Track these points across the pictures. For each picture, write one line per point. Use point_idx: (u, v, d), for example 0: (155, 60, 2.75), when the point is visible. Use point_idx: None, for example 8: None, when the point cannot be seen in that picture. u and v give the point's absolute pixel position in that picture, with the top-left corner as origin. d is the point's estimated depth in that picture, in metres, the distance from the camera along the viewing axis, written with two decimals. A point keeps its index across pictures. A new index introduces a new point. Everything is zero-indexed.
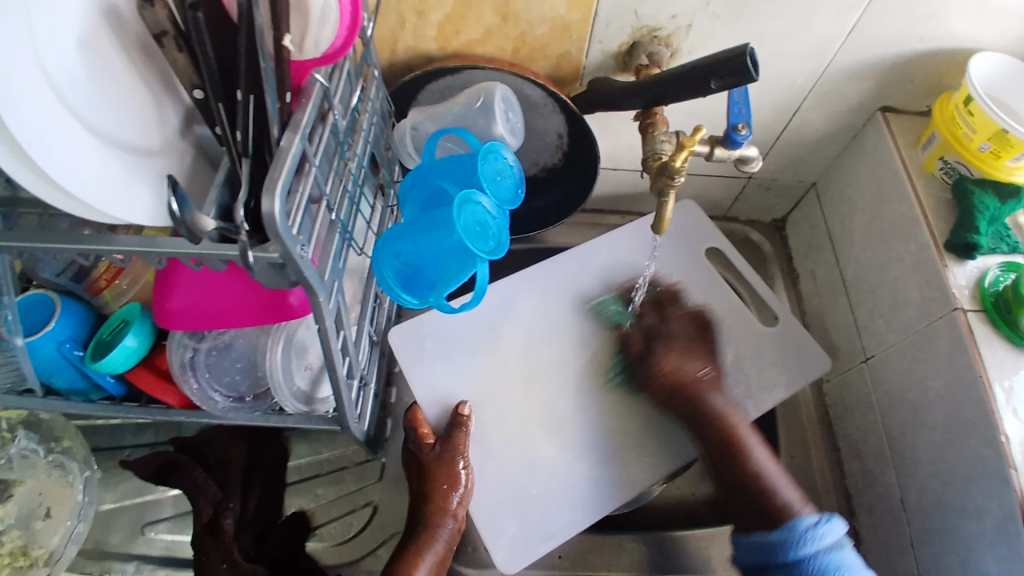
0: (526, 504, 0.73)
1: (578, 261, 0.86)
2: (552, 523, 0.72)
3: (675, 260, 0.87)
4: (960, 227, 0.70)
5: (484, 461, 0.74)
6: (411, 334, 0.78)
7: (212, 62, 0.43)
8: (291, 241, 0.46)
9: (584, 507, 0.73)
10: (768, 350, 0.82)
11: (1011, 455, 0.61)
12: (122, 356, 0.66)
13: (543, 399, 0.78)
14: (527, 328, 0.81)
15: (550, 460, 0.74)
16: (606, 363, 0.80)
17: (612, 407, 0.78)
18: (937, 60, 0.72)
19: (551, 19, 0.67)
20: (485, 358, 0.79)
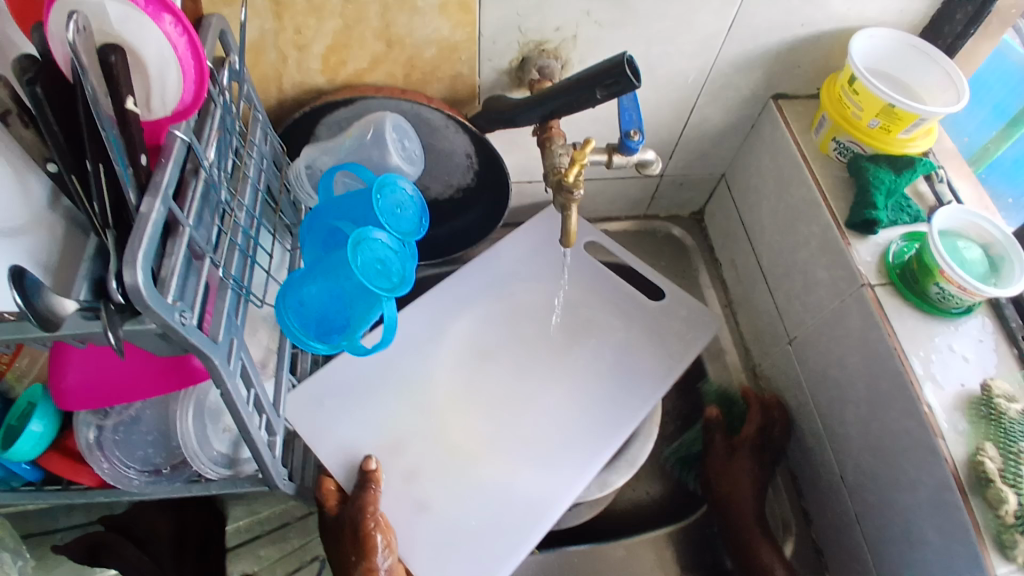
0: (467, 541, 0.68)
1: (473, 279, 0.85)
2: (494, 556, 0.67)
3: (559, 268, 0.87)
4: (859, 204, 0.72)
5: (406, 504, 0.69)
6: (305, 396, 0.73)
7: (55, 131, 0.41)
8: (167, 311, 0.43)
9: (524, 529, 0.68)
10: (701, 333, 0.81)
11: (936, 425, 0.62)
12: (29, 442, 0.62)
13: (462, 419, 0.75)
14: (435, 351, 0.79)
15: (483, 485, 0.71)
16: (526, 375, 0.79)
17: (533, 415, 0.76)
18: (819, 44, 0.74)
19: (437, 41, 0.66)
20: (396, 387, 0.76)
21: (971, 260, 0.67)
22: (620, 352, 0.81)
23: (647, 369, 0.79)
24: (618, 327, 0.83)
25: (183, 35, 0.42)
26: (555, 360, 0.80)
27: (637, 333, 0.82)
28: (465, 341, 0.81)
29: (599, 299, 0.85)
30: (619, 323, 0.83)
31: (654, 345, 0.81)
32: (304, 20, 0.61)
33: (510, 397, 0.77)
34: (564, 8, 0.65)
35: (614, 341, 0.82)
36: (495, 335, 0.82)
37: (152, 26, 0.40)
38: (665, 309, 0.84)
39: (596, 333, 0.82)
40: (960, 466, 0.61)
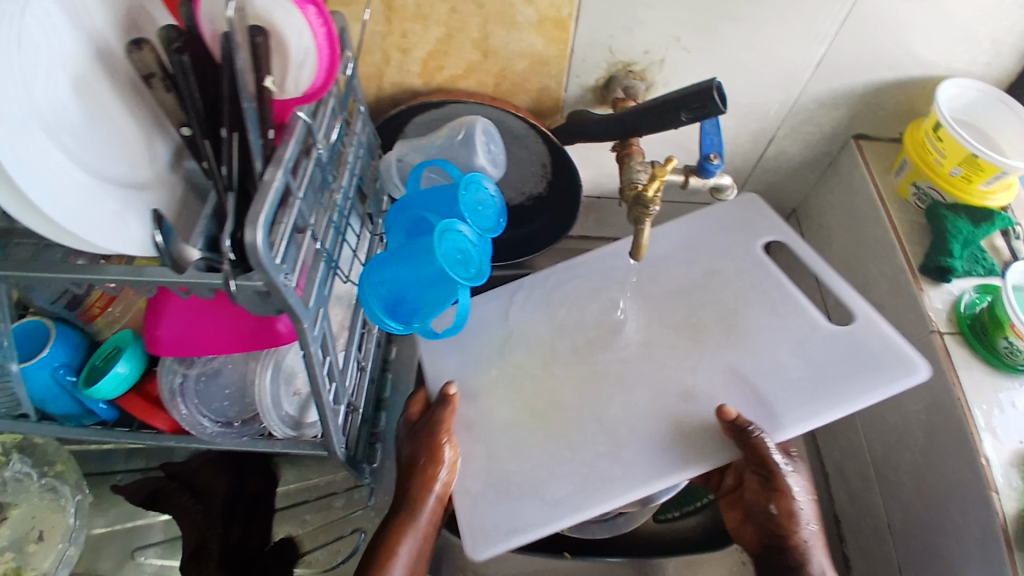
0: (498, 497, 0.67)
1: (567, 275, 0.82)
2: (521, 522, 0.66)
3: (700, 272, 0.80)
4: (934, 251, 0.72)
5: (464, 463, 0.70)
6: None
7: (196, 99, 0.45)
8: (275, 270, 0.47)
9: (562, 507, 0.65)
10: (873, 348, 0.69)
11: (993, 479, 0.61)
12: (113, 382, 0.66)
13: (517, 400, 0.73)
14: (510, 342, 0.77)
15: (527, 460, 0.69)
16: (591, 376, 0.73)
17: (606, 408, 0.71)
18: (905, 88, 0.75)
19: (530, 54, 0.69)
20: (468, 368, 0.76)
21: None
22: (757, 366, 0.71)
23: (792, 365, 0.69)
24: (762, 337, 0.72)
25: (322, 26, 0.46)
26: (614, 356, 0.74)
27: (805, 357, 0.70)
28: None
29: (720, 305, 0.76)
30: (780, 339, 0.72)
31: (816, 379, 0.68)
32: (411, 26, 0.66)
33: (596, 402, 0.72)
34: (656, 33, 0.68)
35: (762, 360, 0.71)
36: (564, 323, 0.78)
37: (297, 14, 0.45)
38: (841, 330, 0.71)
39: (728, 344, 0.73)
40: (1009, 520, 0.59)
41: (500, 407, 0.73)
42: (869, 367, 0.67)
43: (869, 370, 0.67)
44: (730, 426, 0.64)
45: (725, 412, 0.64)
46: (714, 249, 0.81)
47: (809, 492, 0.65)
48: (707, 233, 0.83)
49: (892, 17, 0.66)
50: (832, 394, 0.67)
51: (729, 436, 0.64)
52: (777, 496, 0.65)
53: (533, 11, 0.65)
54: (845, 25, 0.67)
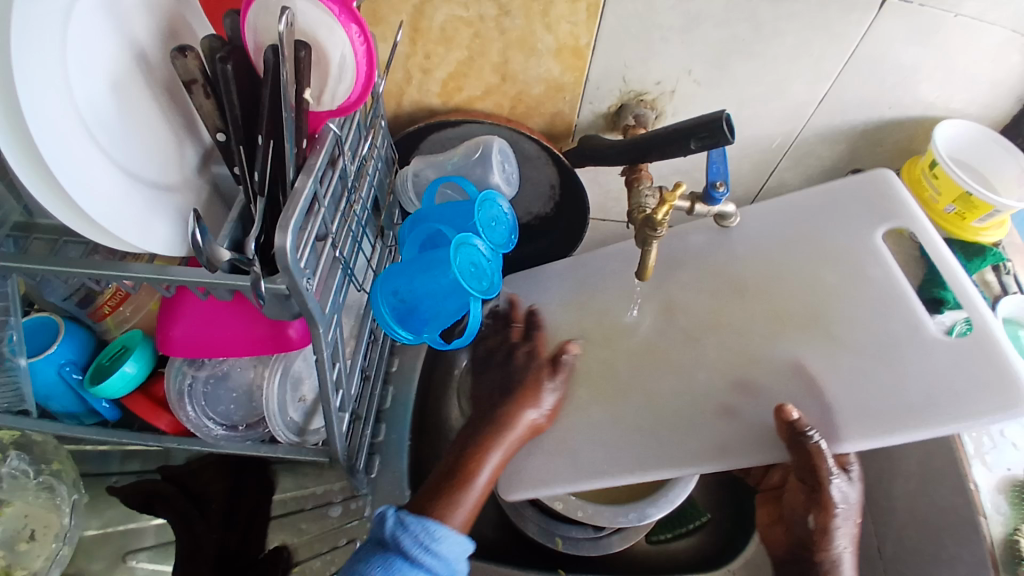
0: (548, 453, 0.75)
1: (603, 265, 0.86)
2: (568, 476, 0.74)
3: (803, 259, 0.73)
4: (928, 283, 0.75)
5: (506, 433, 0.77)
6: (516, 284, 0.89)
7: (235, 107, 0.47)
8: (298, 274, 0.49)
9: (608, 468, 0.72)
10: (964, 369, 0.60)
11: (982, 504, 0.63)
12: (120, 381, 0.66)
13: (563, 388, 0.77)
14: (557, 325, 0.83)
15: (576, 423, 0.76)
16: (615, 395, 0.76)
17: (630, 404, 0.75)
18: (902, 127, 0.78)
19: (547, 80, 0.72)
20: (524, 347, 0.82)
21: None
22: (850, 378, 0.65)
23: (873, 374, 0.64)
24: (863, 344, 0.66)
25: (363, 43, 0.47)
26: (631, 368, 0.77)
27: (907, 368, 0.63)
28: None
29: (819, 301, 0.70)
30: (884, 346, 0.65)
31: (912, 396, 0.61)
32: (435, 48, 0.69)
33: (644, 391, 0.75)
34: (668, 66, 0.71)
35: (854, 372, 0.64)
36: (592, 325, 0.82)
37: (340, 31, 0.47)
38: (948, 344, 0.62)
39: (804, 347, 0.68)
40: (996, 543, 0.62)
41: None
42: (949, 390, 0.60)
43: (953, 391, 0.60)
44: (787, 426, 0.61)
45: (785, 411, 0.61)
46: (826, 234, 0.74)
47: (856, 510, 0.63)
48: (817, 211, 0.75)
49: (893, 62, 0.69)
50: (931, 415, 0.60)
51: (783, 436, 0.62)
52: (817, 509, 0.63)
53: (553, 40, 0.68)
54: (849, 66, 0.70)
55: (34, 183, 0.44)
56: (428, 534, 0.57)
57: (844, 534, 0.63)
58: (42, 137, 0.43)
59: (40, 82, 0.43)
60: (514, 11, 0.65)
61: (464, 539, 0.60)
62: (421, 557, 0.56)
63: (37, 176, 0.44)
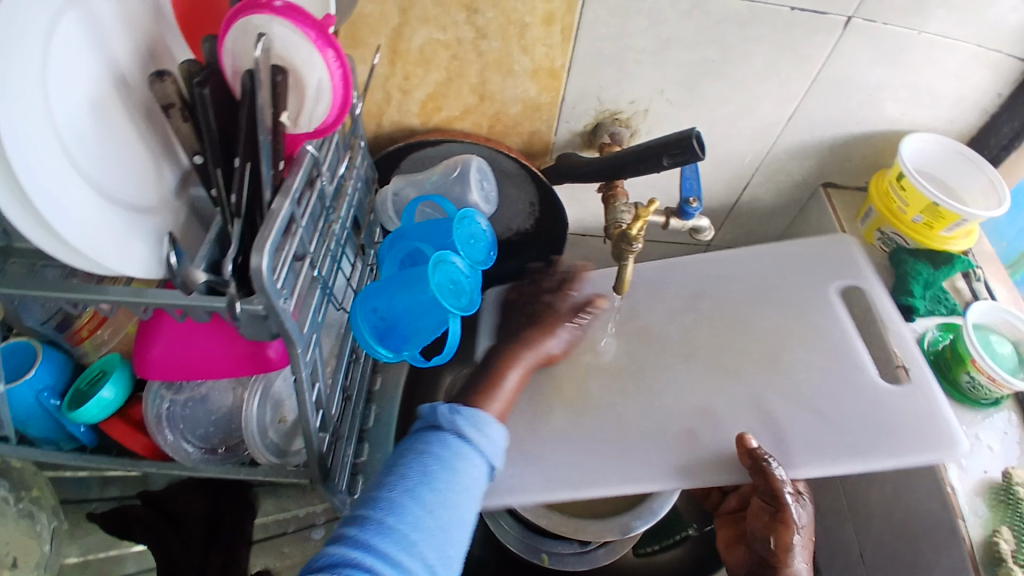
0: (532, 463, 0.71)
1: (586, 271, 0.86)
2: (559, 477, 0.70)
3: (763, 303, 0.78)
4: (896, 291, 0.77)
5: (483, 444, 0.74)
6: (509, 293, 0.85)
7: (212, 131, 0.48)
8: (275, 294, 0.49)
9: (592, 478, 0.69)
10: (900, 419, 0.66)
11: (959, 508, 0.64)
12: (97, 406, 0.66)
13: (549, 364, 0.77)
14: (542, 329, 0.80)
15: (567, 418, 0.74)
16: (579, 415, 0.74)
17: (600, 424, 0.73)
18: (871, 141, 0.81)
19: (524, 101, 0.74)
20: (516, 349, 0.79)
21: (1002, 354, 0.70)
22: (803, 414, 0.69)
23: (817, 413, 0.69)
24: (814, 385, 0.71)
25: (339, 68, 0.48)
26: (600, 384, 0.76)
27: (851, 409, 0.68)
28: None
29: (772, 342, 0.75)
30: (835, 391, 0.70)
31: (860, 435, 0.66)
32: (413, 69, 0.70)
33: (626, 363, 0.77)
34: (641, 86, 0.73)
35: (808, 410, 0.69)
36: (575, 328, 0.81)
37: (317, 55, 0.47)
38: (892, 392, 0.69)
39: (760, 378, 0.73)
40: (976, 546, 0.62)
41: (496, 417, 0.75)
42: (886, 435, 0.66)
43: (889, 436, 0.66)
44: (744, 453, 0.64)
45: (744, 440, 0.65)
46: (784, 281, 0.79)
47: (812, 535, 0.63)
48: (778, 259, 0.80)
49: (856, 80, 0.72)
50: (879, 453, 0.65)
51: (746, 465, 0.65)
52: (778, 528, 0.62)
53: (529, 62, 0.70)
54: (814, 85, 0.72)
55: (12, 210, 0.44)
56: (473, 416, 0.60)
57: (804, 555, 0.61)
58: (22, 164, 0.43)
59: (23, 111, 0.43)
60: (490, 34, 0.67)
61: (502, 426, 0.63)
62: (471, 436, 0.59)
63: (15, 203, 0.44)
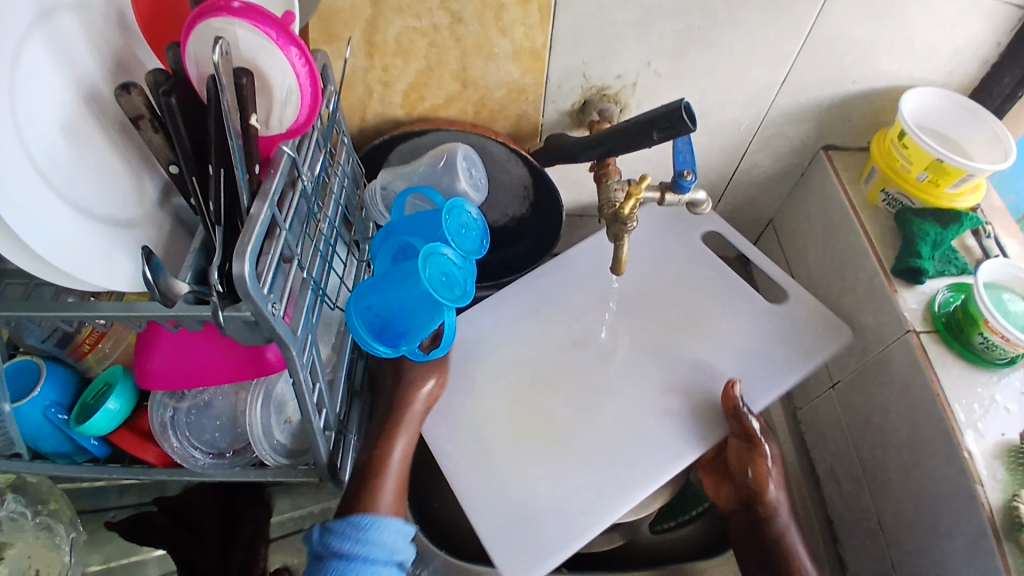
0: (558, 515, 0.68)
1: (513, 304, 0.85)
2: (586, 515, 0.68)
3: (647, 261, 0.88)
4: (904, 252, 0.74)
5: (482, 493, 0.70)
6: None
7: (184, 139, 0.47)
8: (262, 300, 0.48)
9: (614, 495, 0.69)
10: (804, 334, 0.79)
11: (977, 472, 0.62)
12: (104, 419, 0.66)
13: (486, 411, 0.76)
14: (477, 373, 0.79)
15: (555, 459, 0.72)
16: (561, 442, 0.73)
17: (589, 443, 0.73)
18: (870, 100, 0.78)
19: (508, 83, 0.72)
20: (465, 394, 0.77)
21: (1015, 312, 0.67)
22: (722, 348, 0.79)
23: (736, 348, 0.79)
24: (723, 320, 0.82)
25: (305, 65, 0.47)
26: (571, 389, 0.77)
27: (755, 337, 0.80)
28: (516, 348, 0.81)
29: (679, 297, 0.85)
30: (739, 326, 0.81)
31: (776, 354, 0.78)
32: (392, 60, 0.69)
33: (561, 382, 0.78)
34: (628, 59, 0.71)
35: (731, 351, 0.79)
36: (520, 354, 0.80)
37: (280, 55, 0.46)
38: (781, 313, 0.81)
39: (698, 343, 0.80)
40: (995, 511, 0.61)
41: (504, 413, 0.76)
42: (806, 350, 0.77)
43: (804, 355, 0.77)
44: (729, 404, 0.72)
45: (730, 390, 0.73)
46: (677, 243, 0.90)
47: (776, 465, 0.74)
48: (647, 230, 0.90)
49: (851, 37, 0.69)
50: (792, 364, 0.77)
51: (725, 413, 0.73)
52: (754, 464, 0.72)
53: (509, 43, 0.68)
54: (807, 46, 0.70)
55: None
56: (358, 528, 0.58)
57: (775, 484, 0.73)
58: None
59: None
60: (467, 18, 0.65)
61: (400, 533, 0.60)
62: (354, 551, 0.57)
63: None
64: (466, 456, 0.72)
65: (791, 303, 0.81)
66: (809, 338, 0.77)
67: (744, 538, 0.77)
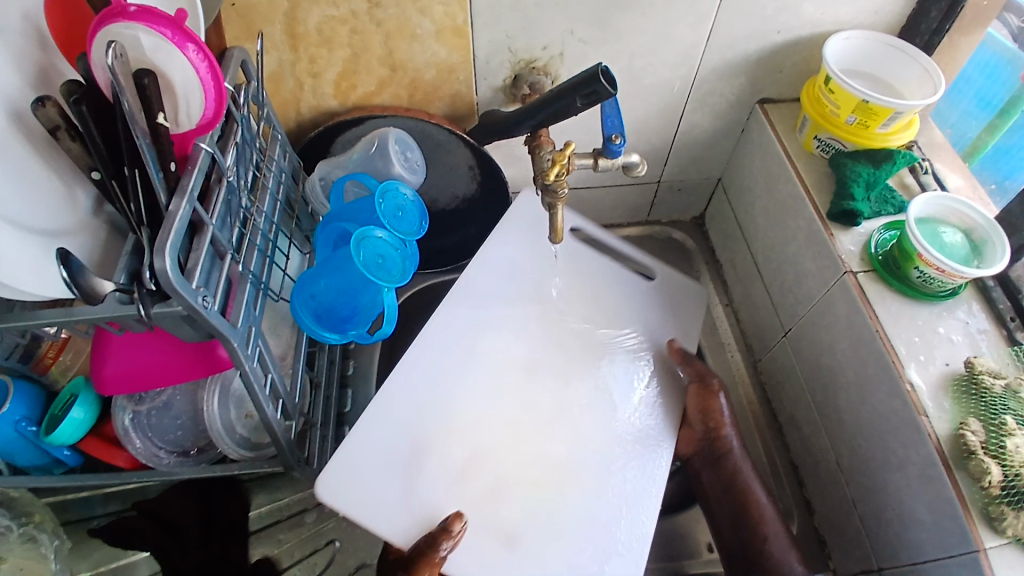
0: (602, 558, 0.70)
1: (427, 363, 0.77)
2: (629, 542, 0.71)
3: (569, 290, 0.86)
4: (838, 196, 0.75)
5: (518, 562, 0.69)
6: (344, 464, 0.69)
7: (99, 144, 0.48)
8: (192, 296, 0.50)
9: (639, 507, 0.73)
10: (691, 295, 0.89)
11: (920, 404, 0.64)
12: (70, 427, 0.68)
13: (469, 487, 0.71)
14: (438, 446, 0.73)
15: (578, 501, 0.73)
16: (564, 480, 0.73)
17: (593, 468, 0.75)
18: (798, 48, 0.78)
19: (436, 64, 0.73)
20: (439, 472, 0.71)
21: (951, 244, 0.68)
22: (659, 317, 0.86)
23: (655, 327, 0.85)
24: (629, 297, 0.87)
25: (204, 60, 0.49)
26: (547, 384, 0.79)
27: (636, 325, 0.85)
28: (481, 335, 0.80)
29: (614, 278, 0.88)
30: (643, 307, 0.87)
31: None
32: (317, 51, 0.69)
33: (531, 419, 0.76)
34: (550, 28, 0.72)
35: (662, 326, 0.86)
36: (476, 411, 0.76)
37: (177, 54, 0.48)
38: (676, 284, 0.90)
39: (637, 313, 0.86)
40: (943, 441, 0.62)
41: (491, 456, 0.73)
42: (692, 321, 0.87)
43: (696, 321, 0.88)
44: (678, 357, 0.81)
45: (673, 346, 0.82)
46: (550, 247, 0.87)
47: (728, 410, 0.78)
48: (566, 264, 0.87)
49: None
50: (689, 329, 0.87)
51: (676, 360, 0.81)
52: (709, 395, 0.77)
53: (430, 23, 0.68)
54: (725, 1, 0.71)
55: None
56: None
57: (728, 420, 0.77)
58: None
59: None
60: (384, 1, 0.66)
61: None
62: None
63: None
64: (491, 535, 0.69)
65: (659, 280, 0.89)
66: (682, 312, 0.88)
67: (709, 477, 0.79)
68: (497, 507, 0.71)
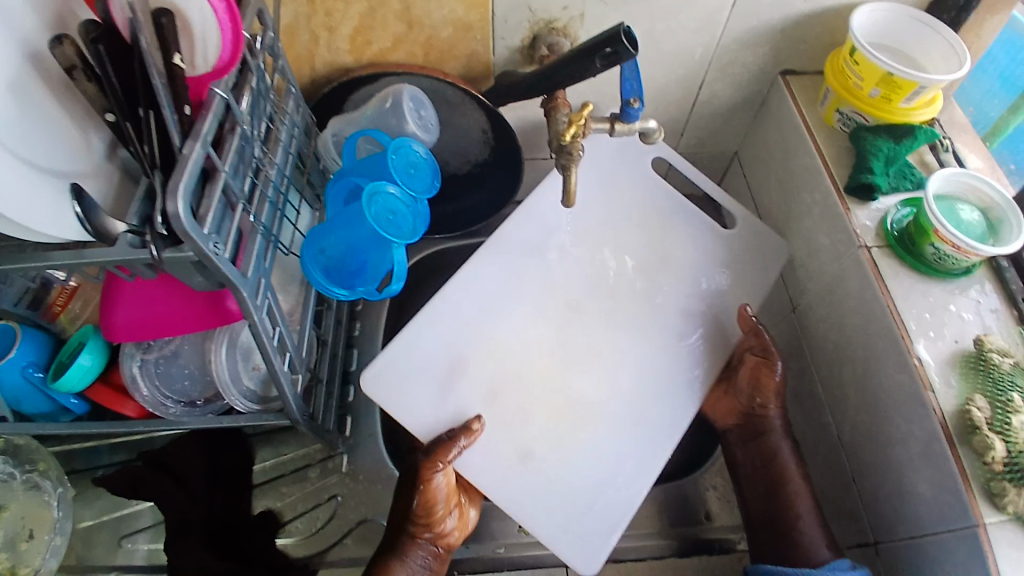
0: (605, 494, 0.72)
1: (480, 284, 0.79)
2: (634, 483, 0.72)
3: (631, 223, 0.84)
4: (857, 170, 0.74)
5: (525, 484, 0.72)
6: (385, 368, 0.74)
7: (115, 87, 0.48)
8: (203, 240, 0.49)
9: (653, 454, 0.73)
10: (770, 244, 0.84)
11: (927, 379, 0.64)
12: (77, 374, 0.68)
13: (496, 407, 0.74)
14: (474, 363, 0.76)
15: (593, 436, 0.74)
16: (582, 417, 0.75)
17: (615, 408, 0.76)
18: (824, 19, 0.76)
19: (453, 21, 0.71)
20: (473, 383, 0.75)
21: (968, 222, 0.67)
22: (705, 276, 0.82)
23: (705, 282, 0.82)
24: (678, 248, 0.83)
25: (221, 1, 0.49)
26: (586, 322, 0.79)
27: (698, 273, 0.82)
28: (526, 261, 0.81)
29: (672, 228, 0.84)
30: (702, 255, 0.83)
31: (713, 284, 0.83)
32: (333, 3, 0.68)
33: (566, 354, 0.78)
34: None
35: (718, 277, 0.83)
36: (515, 335, 0.78)
37: None
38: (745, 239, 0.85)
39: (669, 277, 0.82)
40: (948, 417, 0.62)
41: (521, 381, 0.76)
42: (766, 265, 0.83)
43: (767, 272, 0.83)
44: (745, 325, 0.77)
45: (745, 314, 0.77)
46: (616, 179, 0.86)
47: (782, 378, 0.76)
48: (627, 198, 0.85)
49: None
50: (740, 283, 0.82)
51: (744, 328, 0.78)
52: (763, 365, 0.76)
53: None
54: None
55: None
56: None
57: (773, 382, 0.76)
58: None
59: None
60: None
61: None
62: None
63: None
64: (506, 452, 0.73)
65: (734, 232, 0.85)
66: (760, 263, 0.83)
67: (742, 452, 0.81)
68: (516, 430, 0.74)
